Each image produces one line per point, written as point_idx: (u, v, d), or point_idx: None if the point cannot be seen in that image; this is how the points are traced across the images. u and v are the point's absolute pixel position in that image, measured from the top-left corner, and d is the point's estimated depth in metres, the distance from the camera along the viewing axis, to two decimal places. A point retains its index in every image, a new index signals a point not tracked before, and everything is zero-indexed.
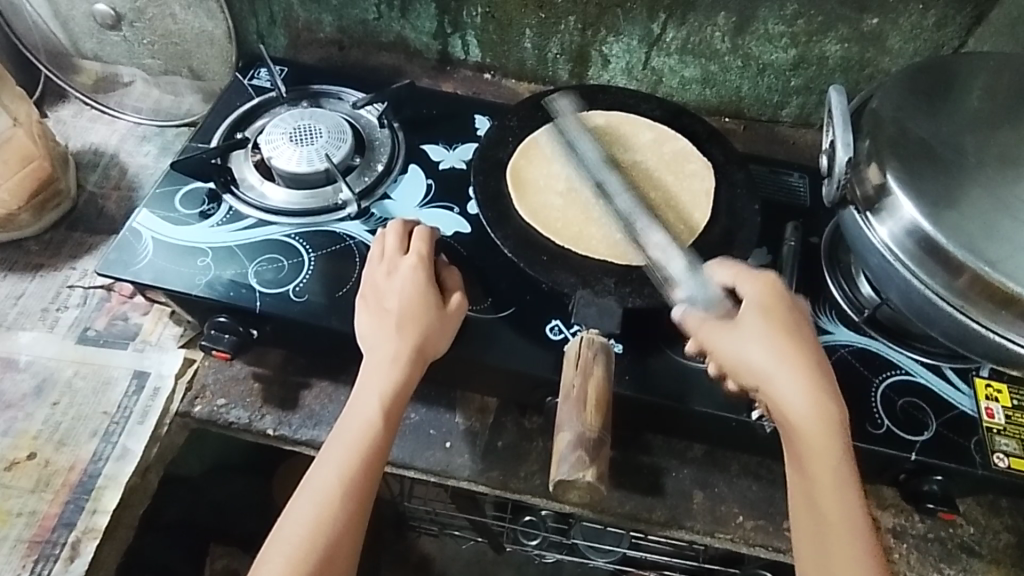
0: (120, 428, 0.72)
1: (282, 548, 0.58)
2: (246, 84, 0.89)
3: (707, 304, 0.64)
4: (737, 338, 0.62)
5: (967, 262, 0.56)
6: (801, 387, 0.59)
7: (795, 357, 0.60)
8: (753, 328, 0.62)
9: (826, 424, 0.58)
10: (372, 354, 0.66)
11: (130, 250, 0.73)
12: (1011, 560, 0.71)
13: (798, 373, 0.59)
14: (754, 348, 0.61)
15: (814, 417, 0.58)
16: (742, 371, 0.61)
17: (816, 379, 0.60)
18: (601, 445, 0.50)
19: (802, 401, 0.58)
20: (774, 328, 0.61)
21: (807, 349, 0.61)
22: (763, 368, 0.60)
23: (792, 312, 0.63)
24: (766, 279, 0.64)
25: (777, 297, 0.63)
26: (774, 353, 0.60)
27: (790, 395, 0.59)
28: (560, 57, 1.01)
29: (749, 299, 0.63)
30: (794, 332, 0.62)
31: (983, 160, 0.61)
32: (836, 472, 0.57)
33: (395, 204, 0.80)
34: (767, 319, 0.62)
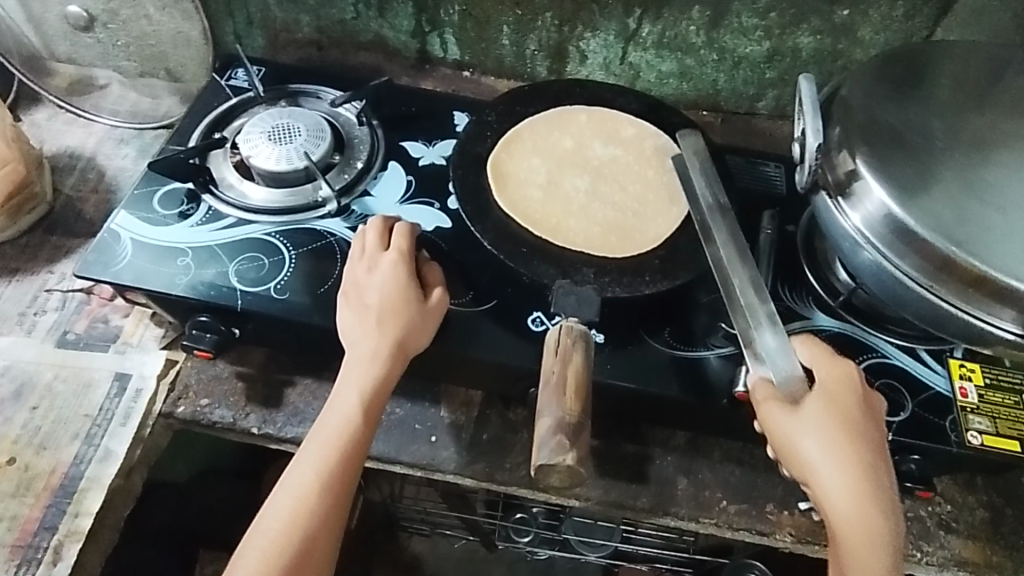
0: (101, 430, 0.72)
1: (259, 541, 0.59)
2: (224, 84, 0.89)
3: (785, 378, 0.61)
4: (797, 424, 0.59)
5: (935, 243, 0.57)
6: (853, 489, 0.58)
7: (854, 456, 0.59)
8: (815, 416, 0.59)
9: (874, 531, 0.57)
10: (353, 349, 0.66)
11: (109, 252, 0.73)
12: (987, 536, 0.73)
13: (853, 474, 0.58)
14: (812, 438, 0.59)
15: (863, 521, 0.57)
16: (794, 458, 0.59)
17: (872, 482, 0.58)
18: (580, 430, 0.50)
19: (853, 504, 0.57)
20: (835, 421, 0.59)
21: (865, 446, 0.60)
22: (819, 461, 0.58)
23: (859, 403, 0.61)
24: (841, 364, 0.63)
25: (844, 386, 0.62)
26: (834, 450, 0.58)
27: (841, 494, 0.58)
28: (538, 54, 1.02)
29: (819, 385, 0.62)
30: (857, 426, 0.60)
31: (950, 146, 0.62)
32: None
33: (376, 200, 0.80)
34: (831, 409, 0.60)
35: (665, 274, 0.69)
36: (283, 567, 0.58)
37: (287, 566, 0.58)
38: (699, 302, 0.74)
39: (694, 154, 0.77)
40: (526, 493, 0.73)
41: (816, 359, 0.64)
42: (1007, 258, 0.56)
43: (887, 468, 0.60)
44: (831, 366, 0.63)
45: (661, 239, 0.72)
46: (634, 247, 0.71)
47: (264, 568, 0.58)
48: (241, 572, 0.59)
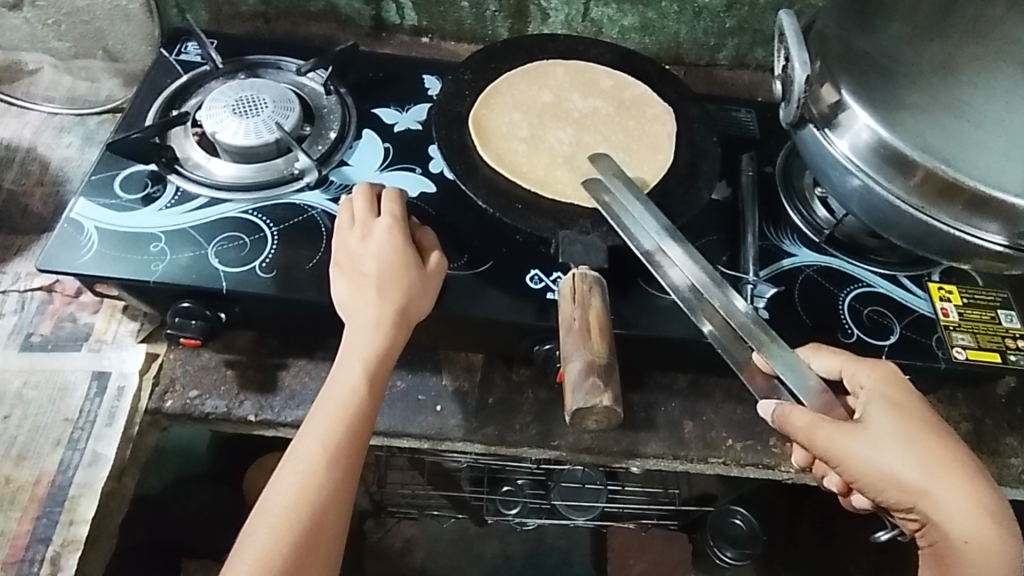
0: (85, 434, 0.67)
1: (267, 519, 0.57)
2: (173, 60, 0.84)
3: (808, 394, 0.60)
4: (882, 453, 0.58)
5: (923, 161, 0.59)
6: (958, 498, 0.58)
7: (948, 464, 0.58)
8: (892, 434, 0.59)
9: (992, 536, 0.58)
10: (354, 319, 0.64)
11: (72, 244, 0.68)
12: (971, 445, 0.77)
13: (951, 482, 0.58)
14: (902, 463, 0.58)
15: (979, 526, 0.58)
16: (893, 488, 0.58)
17: (973, 484, 0.59)
18: (612, 370, 0.49)
19: (961, 511, 0.58)
20: (910, 431, 0.59)
21: (946, 446, 0.60)
22: (918, 483, 0.58)
23: (915, 401, 0.62)
24: (880, 366, 0.63)
25: (897, 390, 0.62)
26: (926, 465, 0.58)
27: (950, 507, 0.58)
28: (499, 15, 1.00)
29: (872, 395, 0.62)
30: (934, 434, 0.60)
31: (923, 69, 0.64)
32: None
33: (354, 169, 0.77)
34: (901, 421, 0.60)
35: None
36: (293, 544, 0.56)
37: (296, 542, 0.56)
38: None
39: (615, 177, 0.71)
40: (537, 452, 0.73)
41: (842, 363, 0.64)
42: (989, 171, 0.59)
43: (974, 461, 0.61)
44: (871, 371, 0.63)
45: (650, 185, 0.72)
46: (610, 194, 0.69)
47: (275, 547, 0.56)
48: (248, 552, 0.56)
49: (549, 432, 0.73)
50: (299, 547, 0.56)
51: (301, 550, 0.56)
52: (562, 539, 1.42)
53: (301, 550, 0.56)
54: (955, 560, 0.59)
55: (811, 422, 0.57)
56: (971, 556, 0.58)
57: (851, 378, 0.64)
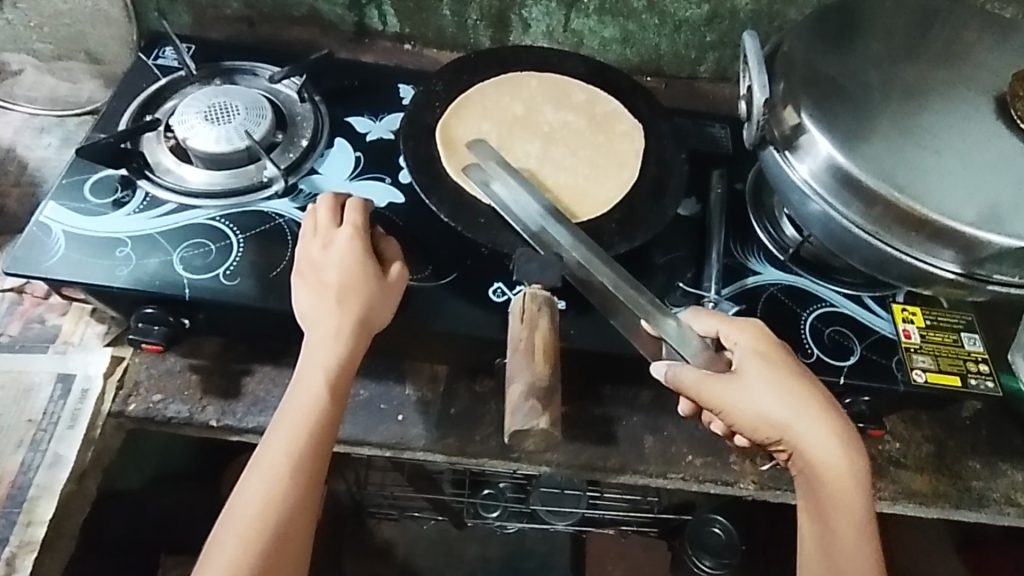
0: (48, 435, 0.69)
1: (233, 529, 0.58)
2: (151, 64, 0.84)
3: (693, 355, 0.65)
4: (748, 393, 0.61)
5: (879, 188, 0.60)
6: (827, 432, 0.61)
7: (812, 400, 0.62)
8: (762, 378, 0.62)
9: (851, 465, 0.61)
10: (316, 329, 0.64)
11: (39, 247, 0.69)
12: (933, 467, 0.77)
13: (817, 417, 0.61)
14: (768, 400, 0.61)
15: (839, 457, 0.61)
16: (761, 424, 0.61)
17: (837, 420, 0.62)
18: (551, 394, 0.53)
19: (829, 444, 0.61)
20: (778, 374, 0.62)
21: (814, 387, 0.63)
22: (785, 418, 0.61)
23: (781, 349, 0.64)
24: (750, 324, 0.65)
25: (768, 342, 0.64)
26: (791, 403, 0.61)
27: (817, 438, 0.61)
28: (480, 24, 1.00)
29: (745, 346, 0.64)
30: (802, 377, 0.63)
31: (888, 95, 0.65)
32: (858, 516, 0.61)
33: (324, 178, 0.78)
34: (771, 366, 0.63)
35: (622, 236, 0.70)
36: (260, 554, 0.57)
37: (262, 552, 0.57)
38: (654, 263, 0.76)
39: (493, 161, 0.73)
40: (496, 463, 0.73)
41: (719, 326, 0.66)
42: (945, 199, 0.59)
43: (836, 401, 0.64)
44: (744, 329, 0.65)
45: (613, 203, 0.73)
46: (501, 187, 0.71)
47: (240, 557, 0.56)
48: (217, 563, 0.57)
49: (509, 444, 0.73)
50: (267, 557, 0.57)
51: (267, 560, 0.57)
52: (541, 544, 1.42)
53: (268, 560, 0.57)
54: (823, 492, 0.62)
55: (698, 375, 0.61)
56: (836, 488, 0.61)
57: (727, 336, 0.65)
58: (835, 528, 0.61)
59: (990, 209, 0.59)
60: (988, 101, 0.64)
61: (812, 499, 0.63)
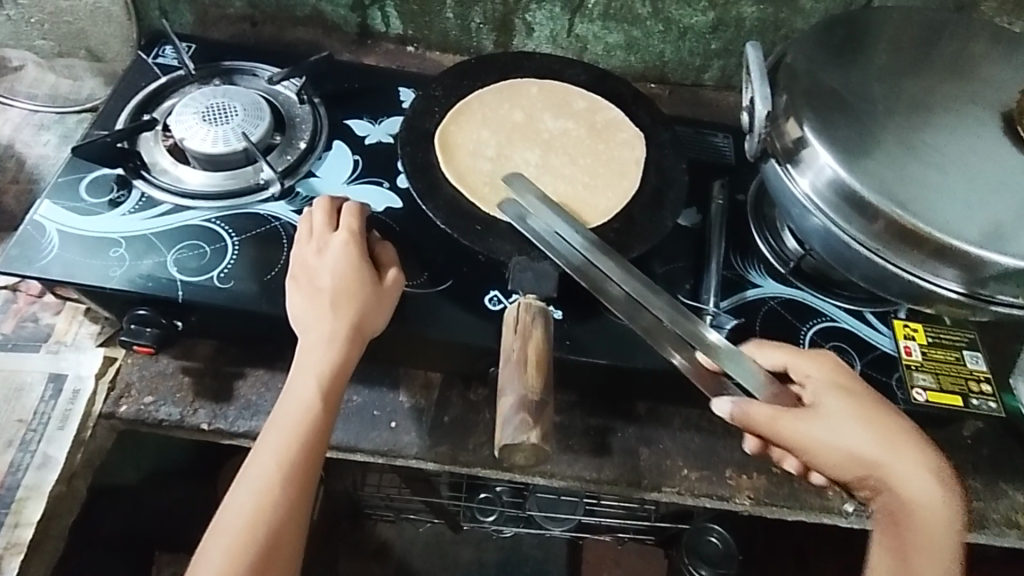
0: (37, 436, 0.69)
1: (220, 538, 0.57)
2: (151, 63, 0.84)
3: (756, 387, 0.63)
4: (830, 428, 0.60)
5: (880, 205, 0.59)
6: (920, 469, 0.60)
7: (903, 436, 0.61)
8: (844, 412, 0.60)
9: (945, 507, 0.59)
10: (308, 335, 0.63)
11: (33, 246, 0.68)
12: None
13: (911, 453, 0.60)
14: (852, 434, 0.60)
15: (932, 498, 0.59)
16: (847, 460, 0.60)
17: (928, 459, 0.61)
18: (543, 407, 0.52)
19: (921, 481, 0.59)
20: (858, 407, 0.61)
21: (898, 421, 0.62)
22: (875, 454, 0.60)
23: (859, 383, 0.63)
24: (822, 356, 0.64)
25: (846, 377, 0.63)
26: (880, 440, 0.60)
27: (909, 474, 0.60)
28: (483, 27, 0.99)
29: (824, 380, 0.62)
30: (887, 414, 0.62)
31: (891, 109, 0.64)
32: (946, 559, 0.58)
33: (322, 181, 0.77)
34: (855, 401, 0.61)
35: (621, 246, 0.70)
36: (246, 564, 0.56)
37: (251, 561, 0.56)
38: (653, 273, 0.76)
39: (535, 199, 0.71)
40: (489, 473, 0.72)
41: (789, 359, 0.64)
42: (948, 218, 0.58)
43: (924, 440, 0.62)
44: (817, 362, 0.64)
45: (612, 212, 0.72)
46: (535, 213, 0.69)
47: (227, 566, 0.56)
48: (203, 572, 0.56)
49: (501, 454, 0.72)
50: (255, 567, 0.56)
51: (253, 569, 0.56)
52: (537, 549, 1.41)
53: (256, 570, 0.56)
54: (910, 534, 0.59)
55: (777, 410, 0.59)
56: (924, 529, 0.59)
57: (804, 370, 0.63)
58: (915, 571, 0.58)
59: (994, 229, 0.58)
60: (995, 117, 0.63)
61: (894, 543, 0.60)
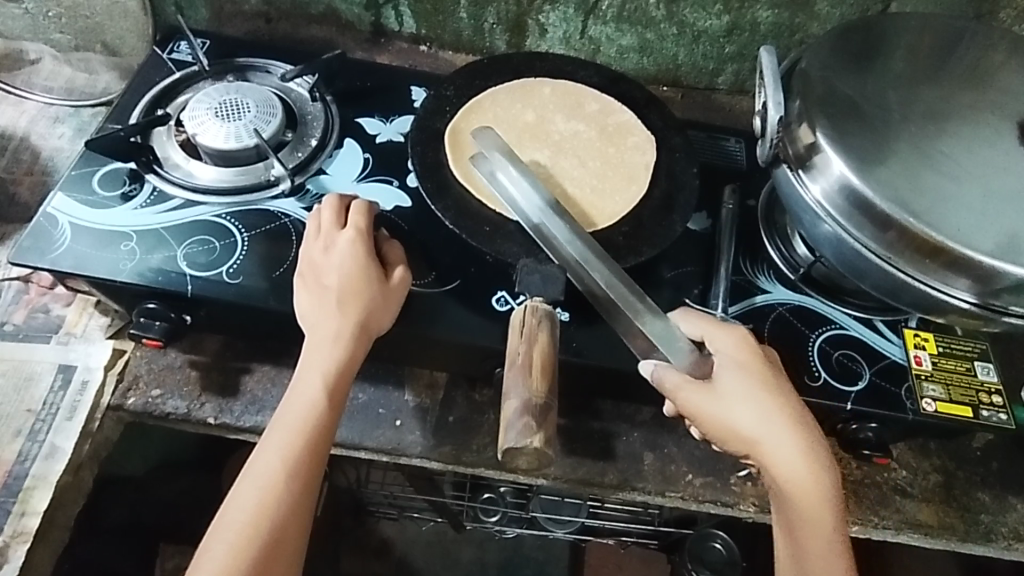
0: (46, 426, 0.69)
1: (223, 535, 0.57)
2: (165, 58, 0.84)
3: (679, 356, 0.62)
4: (720, 401, 0.60)
5: (894, 214, 0.58)
6: (800, 451, 0.59)
7: (788, 416, 0.60)
8: (738, 389, 0.60)
9: (817, 487, 0.59)
10: (314, 333, 0.63)
11: (46, 238, 0.69)
12: (940, 499, 0.75)
13: (793, 435, 0.59)
14: (741, 410, 0.60)
15: (807, 480, 0.59)
16: (732, 434, 0.60)
17: (809, 441, 0.60)
18: (547, 410, 0.52)
19: (800, 465, 0.59)
20: (754, 385, 0.61)
21: (793, 404, 0.61)
22: (758, 431, 0.59)
23: (764, 362, 0.62)
24: (734, 332, 0.63)
25: (753, 353, 0.63)
26: (766, 420, 0.60)
27: (790, 457, 0.59)
28: (496, 27, 0.99)
29: (729, 356, 0.62)
30: (777, 393, 0.61)
31: (906, 117, 0.63)
32: (828, 539, 0.59)
33: (332, 179, 0.77)
34: (752, 380, 0.61)
35: (629, 250, 0.69)
36: (250, 561, 0.56)
37: (255, 557, 0.56)
38: (662, 277, 0.75)
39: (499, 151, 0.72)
40: (492, 474, 0.72)
41: (706, 330, 0.64)
42: (962, 228, 0.57)
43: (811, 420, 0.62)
44: (729, 336, 0.63)
45: (620, 215, 0.72)
46: (507, 181, 0.70)
47: (229, 563, 0.56)
48: (205, 568, 0.56)
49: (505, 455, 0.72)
50: (258, 564, 0.56)
51: (255, 566, 0.56)
52: (540, 551, 1.41)
53: (261, 565, 0.56)
54: (796, 514, 0.60)
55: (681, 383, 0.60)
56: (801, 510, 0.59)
57: (712, 343, 0.63)
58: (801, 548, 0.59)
59: (1008, 240, 0.57)
60: (1013, 127, 0.62)
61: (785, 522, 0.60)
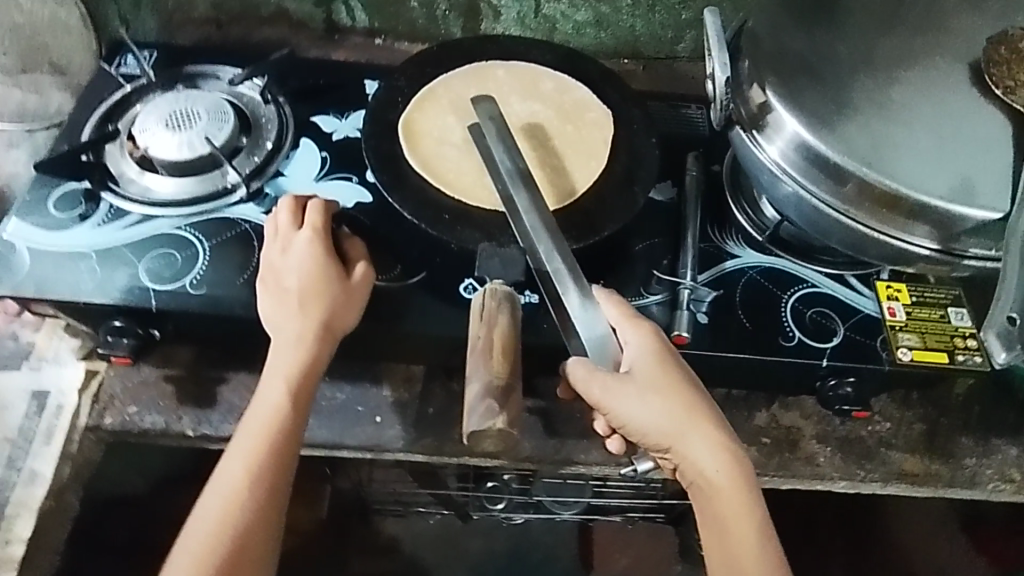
0: (24, 452, 0.69)
1: (190, 543, 0.58)
2: (113, 72, 0.83)
3: (597, 348, 0.62)
4: (634, 397, 0.60)
5: (847, 165, 0.58)
6: (714, 447, 0.61)
7: (698, 412, 0.61)
8: (651, 386, 0.60)
9: (734, 479, 0.60)
10: (277, 336, 0.63)
11: (4, 263, 0.68)
12: (925, 448, 0.75)
13: (702, 431, 0.61)
14: (654, 407, 0.60)
15: (721, 472, 0.60)
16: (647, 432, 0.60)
17: (721, 433, 0.62)
18: (509, 392, 0.51)
19: (716, 460, 0.60)
20: (666, 382, 0.61)
21: (702, 400, 0.62)
22: (670, 426, 0.60)
23: (672, 357, 0.63)
24: (642, 325, 0.63)
25: (663, 348, 0.63)
26: (678, 416, 0.60)
27: (703, 453, 0.61)
28: (450, 14, 0.98)
29: (638, 350, 0.62)
30: (687, 386, 0.62)
31: (857, 67, 0.62)
32: (751, 527, 0.60)
33: (289, 180, 0.76)
34: (663, 375, 0.61)
35: (592, 227, 0.69)
36: (215, 565, 0.57)
37: (220, 563, 0.57)
38: (632, 251, 0.75)
39: (491, 120, 0.70)
40: (476, 462, 0.72)
41: (619, 321, 0.63)
42: (916, 174, 0.57)
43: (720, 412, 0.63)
44: (638, 331, 0.63)
45: (583, 190, 0.71)
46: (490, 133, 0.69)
47: (198, 570, 0.57)
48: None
49: None
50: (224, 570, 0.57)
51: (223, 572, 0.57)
52: (547, 534, 1.40)
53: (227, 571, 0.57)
54: (716, 506, 0.61)
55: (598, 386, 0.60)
56: (720, 504, 0.60)
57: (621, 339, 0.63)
58: (724, 537, 0.60)
59: (961, 182, 0.57)
60: (965, 69, 0.61)
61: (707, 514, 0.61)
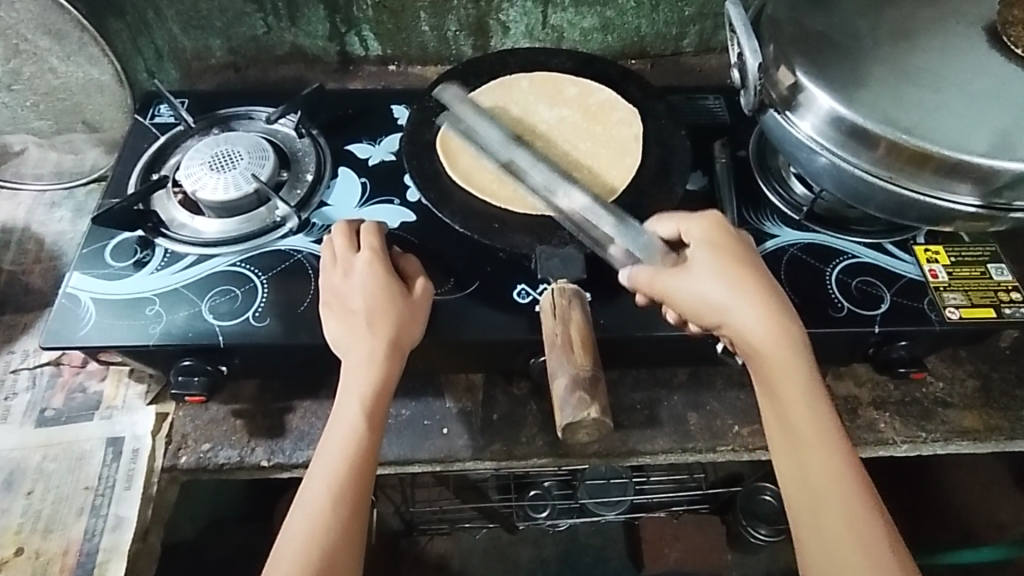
0: (107, 499, 0.70)
1: (280, 566, 0.56)
2: (149, 124, 0.86)
3: (648, 252, 0.64)
4: (689, 279, 0.60)
5: (885, 133, 0.60)
6: (767, 317, 0.57)
7: (754, 286, 0.59)
8: (706, 266, 0.60)
9: (788, 348, 0.56)
10: (348, 357, 0.64)
11: (71, 318, 0.70)
12: (981, 402, 0.76)
13: (758, 304, 0.58)
14: (709, 284, 0.59)
15: (775, 340, 0.57)
16: (701, 309, 0.59)
17: (780, 309, 0.58)
18: (596, 380, 0.54)
19: (768, 332, 0.57)
20: (724, 261, 0.60)
21: (761, 276, 0.60)
22: (722, 301, 0.58)
23: (737, 243, 0.62)
24: (707, 218, 0.64)
25: (724, 236, 0.62)
26: (735, 288, 0.58)
27: (756, 326, 0.57)
28: (460, 34, 1.00)
29: (697, 238, 0.62)
30: (753, 265, 0.60)
31: (879, 40, 0.64)
32: (806, 394, 0.56)
33: (334, 209, 0.79)
34: (725, 256, 0.60)
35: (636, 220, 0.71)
36: None
37: None
38: None
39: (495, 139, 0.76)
40: (546, 462, 0.74)
41: (676, 225, 0.64)
42: (953, 133, 0.59)
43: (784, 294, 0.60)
44: (702, 223, 0.63)
45: (619, 188, 0.74)
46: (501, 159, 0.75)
47: None
48: None
49: (555, 441, 0.74)
50: None
51: None
52: (595, 537, 1.41)
53: None
54: (769, 378, 0.57)
55: (651, 271, 0.62)
56: (774, 371, 0.56)
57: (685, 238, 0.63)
58: (783, 411, 0.56)
59: (998, 137, 0.58)
60: (981, 32, 0.64)
61: (763, 387, 0.58)
